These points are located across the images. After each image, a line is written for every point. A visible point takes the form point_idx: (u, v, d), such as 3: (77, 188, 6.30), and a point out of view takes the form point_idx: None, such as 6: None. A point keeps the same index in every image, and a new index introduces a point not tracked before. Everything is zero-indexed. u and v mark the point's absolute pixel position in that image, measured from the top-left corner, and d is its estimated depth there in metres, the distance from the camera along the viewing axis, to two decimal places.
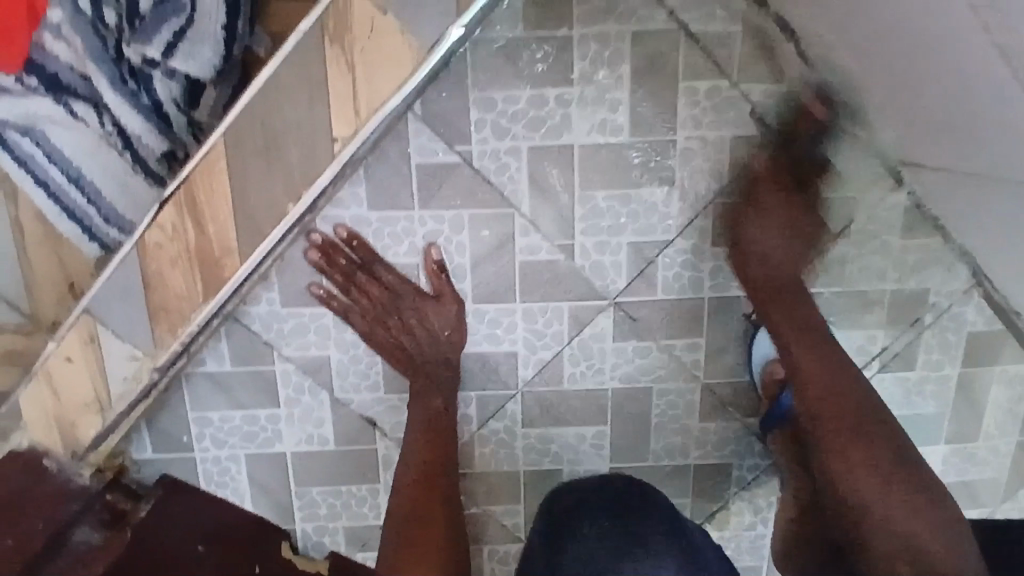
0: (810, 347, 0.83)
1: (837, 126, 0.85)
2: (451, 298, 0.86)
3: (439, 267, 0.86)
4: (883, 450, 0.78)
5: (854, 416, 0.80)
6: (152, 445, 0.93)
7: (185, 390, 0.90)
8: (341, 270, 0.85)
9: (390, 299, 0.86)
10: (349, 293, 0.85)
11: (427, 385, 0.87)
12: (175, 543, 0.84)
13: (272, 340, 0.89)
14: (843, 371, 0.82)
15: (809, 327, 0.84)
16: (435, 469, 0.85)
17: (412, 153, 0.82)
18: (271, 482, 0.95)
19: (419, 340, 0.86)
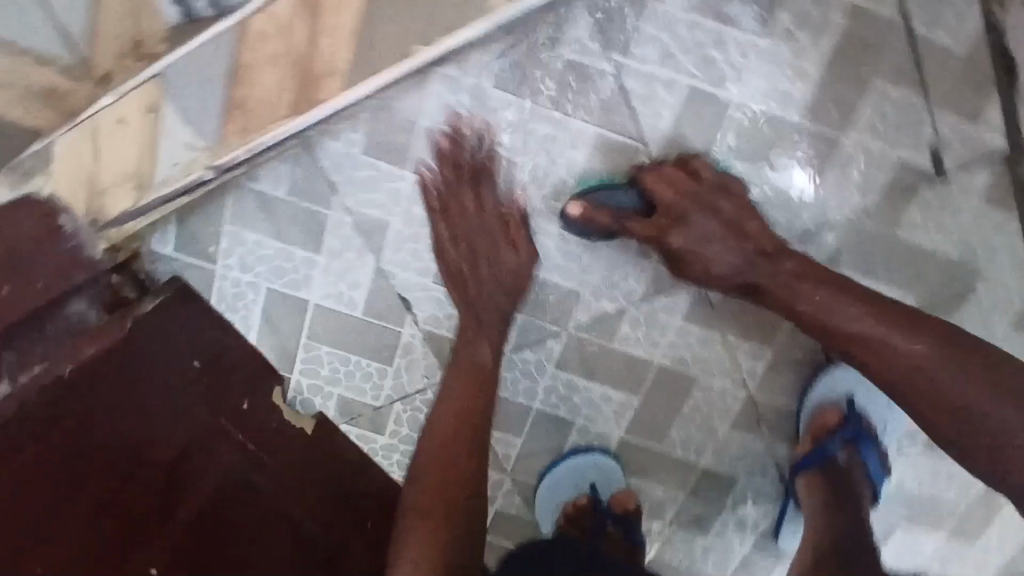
0: (829, 308, 0.67)
1: (1008, 193, 0.76)
2: (526, 251, 0.78)
3: (520, 216, 0.78)
4: (917, 341, 0.64)
5: (881, 332, 0.65)
6: (175, 242, 0.85)
7: (230, 201, 0.82)
8: (451, 164, 0.77)
9: (473, 229, 0.78)
10: (447, 191, 0.77)
11: (475, 332, 0.78)
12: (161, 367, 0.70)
13: (337, 184, 0.81)
14: (869, 305, 0.67)
15: (835, 310, 0.67)
16: (473, 418, 0.75)
17: (563, 45, 0.74)
18: (279, 326, 0.89)
19: (483, 278, 0.78)
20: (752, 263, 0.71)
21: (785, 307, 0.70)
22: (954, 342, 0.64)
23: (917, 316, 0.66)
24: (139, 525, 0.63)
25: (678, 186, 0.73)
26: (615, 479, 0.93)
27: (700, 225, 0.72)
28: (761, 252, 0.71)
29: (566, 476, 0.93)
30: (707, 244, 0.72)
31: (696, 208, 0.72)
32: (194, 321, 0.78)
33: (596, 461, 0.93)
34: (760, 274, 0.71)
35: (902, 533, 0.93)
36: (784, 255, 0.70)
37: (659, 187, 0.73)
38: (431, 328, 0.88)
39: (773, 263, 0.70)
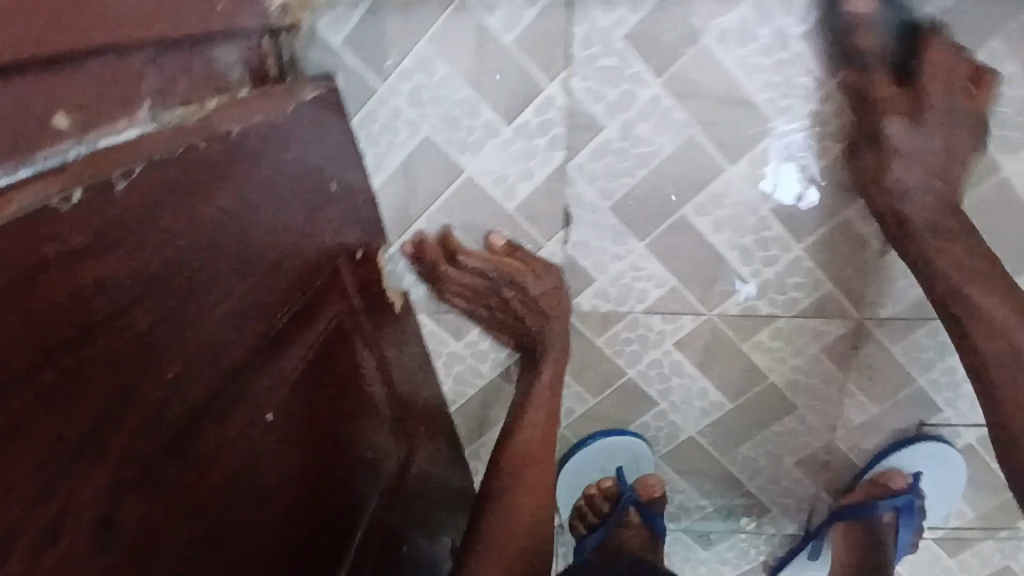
0: (941, 256, 0.67)
1: None
2: (543, 266, 0.75)
3: (509, 248, 0.75)
4: (982, 286, 0.66)
5: (989, 303, 0.65)
6: (351, 34, 0.69)
7: (442, 18, 0.67)
8: (427, 262, 0.75)
9: (483, 288, 0.75)
10: (444, 283, 0.75)
11: (549, 357, 0.76)
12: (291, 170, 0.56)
13: (573, 61, 0.69)
14: (959, 268, 0.67)
15: (962, 284, 0.67)
16: (540, 464, 0.70)
17: (891, 31, 0.66)
18: (420, 181, 0.75)
19: (523, 310, 0.76)
20: (941, 240, 0.67)
21: (971, 266, 0.67)
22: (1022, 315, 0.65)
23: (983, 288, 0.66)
24: (225, 408, 0.47)
25: (881, 180, 0.69)
26: (645, 463, 0.90)
27: (908, 182, 0.68)
28: (948, 235, 0.67)
29: (595, 456, 0.90)
30: (898, 200, 0.68)
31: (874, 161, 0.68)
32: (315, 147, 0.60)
33: (636, 445, 0.89)
34: (934, 252, 0.68)
35: None
36: (976, 254, 0.67)
37: (885, 197, 0.69)
38: (577, 256, 0.78)
39: (959, 267, 0.67)
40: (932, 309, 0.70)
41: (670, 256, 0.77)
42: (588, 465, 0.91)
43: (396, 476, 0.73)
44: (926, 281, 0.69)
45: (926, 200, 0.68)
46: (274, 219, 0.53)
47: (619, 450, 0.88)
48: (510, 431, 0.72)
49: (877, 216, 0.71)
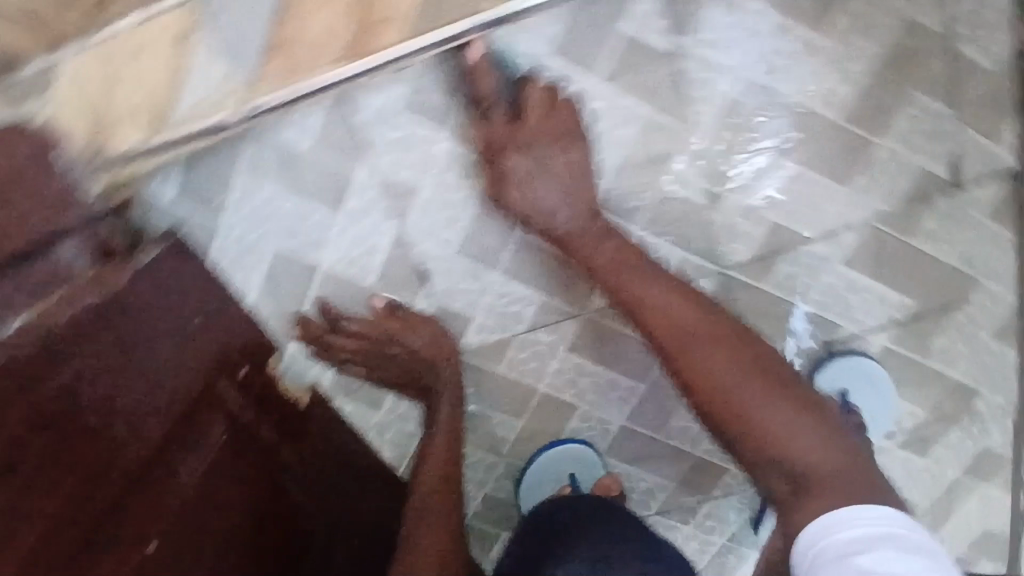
0: (673, 309, 0.73)
1: (1009, 211, 0.83)
2: (421, 322, 0.83)
3: (387, 309, 0.82)
4: (724, 359, 0.69)
5: (700, 354, 0.70)
6: (176, 191, 0.77)
7: (248, 149, 0.76)
8: (314, 334, 0.83)
9: (370, 349, 0.83)
10: (330, 356, 0.84)
11: (440, 394, 0.83)
12: (166, 304, 0.65)
13: (371, 144, 0.77)
14: (720, 333, 0.71)
15: (689, 344, 0.71)
16: (449, 483, 0.80)
17: (627, 21, 0.72)
18: (286, 290, 0.82)
19: (410, 359, 0.83)
20: (669, 301, 0.73)
21: (709, 323, 0.72)
22: (764, 370, 0.69)
23: (729, 343, 0.71)
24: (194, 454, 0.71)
25: (609, 273, 0.76)
26: (595, 466, 0.93)
27: (598, 247, 0.76)
28: (679, 290, 0.74)
29: (543, 473, 0.92)
30: (602, 246, 0.75)
31: (605, 237, 0.75)
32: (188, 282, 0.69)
33: (580, 450, 0.92)
34: (659, 305, 0.73)
35: None
36: (713, 329, 0.72)
37: (634, 279, 0.75)
38: (446, 303, 0.84)
39: (710, 335, 0.71)
40: (680, 365, 0.71)
41: (527, 275, 0.84)
42: (535, 484, 0.93)
43: (341, 512, 0.85)
44: (651, 329, 0.74)
45: (637, 267, 0.75)
46: (168, 352, 0.64)
47: (566, 458, 0.92)
48: (426, 450, 0.81)
49: (597, 269, 0.76)
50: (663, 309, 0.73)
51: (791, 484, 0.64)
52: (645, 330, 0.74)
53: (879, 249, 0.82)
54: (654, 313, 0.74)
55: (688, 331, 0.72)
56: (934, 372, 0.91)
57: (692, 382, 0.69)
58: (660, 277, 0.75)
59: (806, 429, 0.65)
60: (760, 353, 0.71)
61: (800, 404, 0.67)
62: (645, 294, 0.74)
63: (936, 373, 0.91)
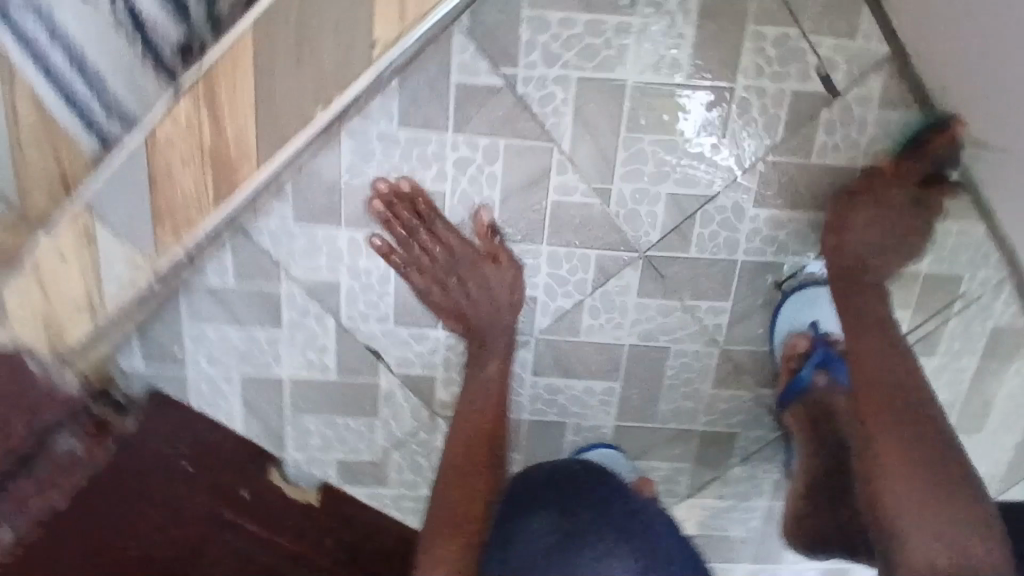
0: (883, 322, 0.81)
1: (903, 94, 0.80)
2: (508, 259, 0.82)
3: (490, 229, 0.82)
4: (891, 421, 0.74)
5: (888, 432, 0.74)
6: (143, 357, 0.86)
7: (183, 302, 0.84)
8: (404, 224, 0.80)
9: (448, 262, 0.81)
10: (408, 248, 0.81)
11: (477, 352, 0.84)
12: (158, 453, 0.83)
13: (282, 259, 0.83)
14: (872, 316, 0.81)
15: (864, 343, 0.79)
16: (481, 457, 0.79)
17: (453, 71, 0.76)
18: (263, 407, 0.90)
19: (479, 308, 0.82)
20: (860, 232, 0.82)
21: (846, 267, 0.84)
22: (898, 418, 0.75)
23: (890, 413, 0.75)
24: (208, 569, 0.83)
25: (859, 236, 0.83)
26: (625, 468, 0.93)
27: (866, 249, 0.83)
28: (863, 215, 0.82)
29: None
30: (854, 235, 0.83)
31: (870, 237, 0.82)
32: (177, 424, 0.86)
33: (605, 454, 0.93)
34: (851, 251, 0.83)
35: None
36: (848, 275, 0.83)
37: (868, 219, 0.82)
38: (405, 371, 0.89)
39: (847, 268, 0.83)
40: (859, 357, 0.80)
41: None
42: None
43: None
44: (856, 400, 0.78)
45: (882, 205, 0.82)
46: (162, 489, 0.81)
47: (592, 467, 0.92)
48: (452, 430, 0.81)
49: (846, 258, 0.83)
50: (865, 233, 0.83)
51: (933, 494, 0.69)
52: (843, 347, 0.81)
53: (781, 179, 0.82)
54: (873, 209, 0.82)
55: (859, 343, 0.80)
56: (902, 272, 0.88)
57: (884, 398, 0.76)
58: (880, 237, 0.83)
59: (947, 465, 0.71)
60: (882, 354, 0.79)
61: (930, 451, 0.72)
62: (852, 230, 0.83)
63: (904, 272, 0.88)
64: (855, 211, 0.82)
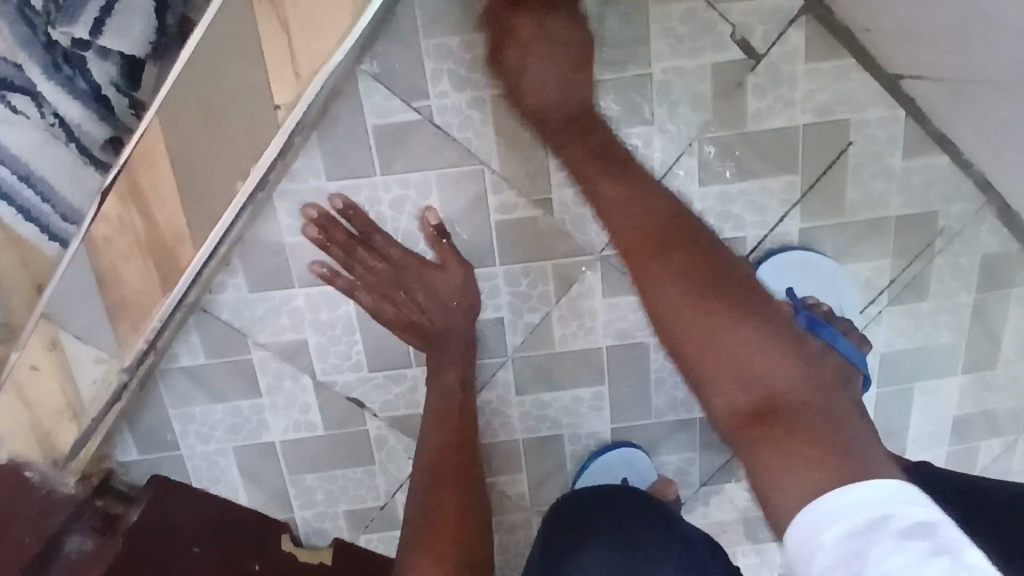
0: (747, 324, 0.64)
1: (828, 42, 0.77)
2: (455, 263, 0.82)
3: (437, 232, 0.81)
4: (791, 366, 0.62)
5: (763, 369, 0.62)
6: (137, 447, 0.89)
7: (162, 386, 0.87)
8: (341, 245, 0.80)
9: (393, 273, 0.82)
10: (353, 269, 0.81)
11: (441, 358, 0.83)
12: (174, 544, 0.82)
13: (247, 328, 0.84)
14: (700, 283, 0.66)
15: (706, 332, 0.64)
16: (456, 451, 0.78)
17: (366, 113, 0.76)
18: (262, 473, 0.91)
19: (429, 313, 0.83)
20: (663, 273, 0.67)
21: (683, 266, 0.67)
22: (789, 349, 0.63)
23: (784, 351, 0.63)
24: None
25: (665, 275, 0.67)
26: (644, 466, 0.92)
27: (672, 291, 0.67)
28: (663, 256, 0.68)
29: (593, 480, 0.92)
30: (666, 285, 0.67)
31: (677, 296, 0.66)
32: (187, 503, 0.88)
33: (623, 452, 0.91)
34: (663, 289, 0.67)
35: (922, 389, 0.94)
36: (690, 278, 0.66)
37: (647, 280, 0.69)
38: (390, 415, 0.89)
39: (695, 290, 0.66)
40: (681, 343, 0.66)
41: None
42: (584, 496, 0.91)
43: None
44: (710, 376, 0.64)
45: (683, 231, 0.70)
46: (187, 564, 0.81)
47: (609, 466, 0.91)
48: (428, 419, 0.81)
49: (639, 264, 0.69)
50: (659, 283, 0.67)
51: (785, 435, 0.58)
52: (681, 359, 0.66)
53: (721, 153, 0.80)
54: (684, 260, 0.68)
55: (699, 319, 0.65)
56: (871, 221, 0.84)
57: (750, 407, 0.61)
58: (687, 288, 0.66)
59: (840, 416, 0.59)
60: (762, 301, 0.66)
61: (822, 401, 0.60)
62: (657, 288, 0.67)
63: (874, 220, 0.84)
64: (638, 270, 0.69)
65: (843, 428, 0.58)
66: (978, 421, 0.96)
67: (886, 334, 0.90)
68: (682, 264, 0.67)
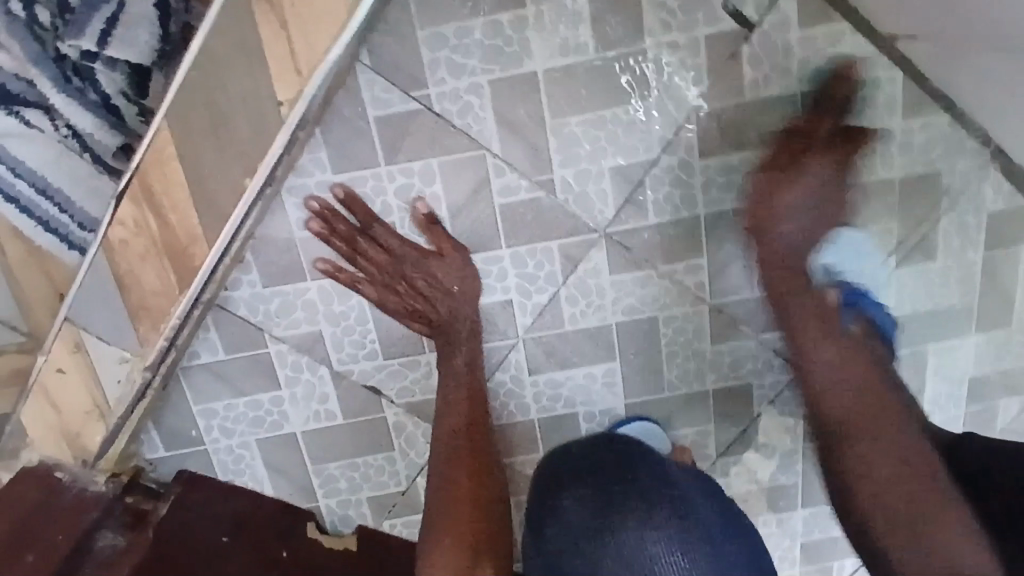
0: (825, 366, 0.75)
1: (818, 8, 0.77)
2: (450, 248, 0.82)
3: (429, 219, 0.82)
4: (881, 444, 0.69)
5: (857, 454, 0.70)
6: (163, 443, 0.92)
7: (184, 384, 0.89)
8: (342, 237, 0.81)
9: (393, 264, 0.81)
10: (355, 261, 0.82)
11: (447, 343, 0.83)
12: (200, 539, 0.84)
13: (263, 323, 0.86)
14: (818, 311, 0.78)
15: (812, 366, 0.75)
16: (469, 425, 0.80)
17: (367, 107, 0.78)
18: (285, 464, 0.94)
19: (434, 300, 0.82)
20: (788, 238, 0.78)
21: (782, 271, 0.79)
22: (872, 424, 0.70)
23: (887, 433, 0.69)
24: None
25: (794, 227, 0.78)
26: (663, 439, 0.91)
27: (790, 234, 0.79)
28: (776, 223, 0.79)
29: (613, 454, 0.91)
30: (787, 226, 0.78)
31: (800, 204, 0.80)
32: (212, 496, 0.91)
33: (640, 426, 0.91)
34: (789, 247, 0.78)
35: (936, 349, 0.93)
36: (825, 313, 0.78)
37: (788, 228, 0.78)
38: (407, 401, 0.91)
39: (783, 270, 0.80)
40: (806, 385, 0.76)
41: None
42: None
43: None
44: (816, 401, 0.74)
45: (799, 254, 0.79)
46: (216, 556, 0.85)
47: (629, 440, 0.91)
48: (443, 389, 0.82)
49: (768, 271, 0.80)
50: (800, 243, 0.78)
51: (909, 512, 0.64)
52: (807, 394, 0.76)
53: (718, 126, 0.81)
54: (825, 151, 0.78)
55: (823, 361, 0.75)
56: (874, 184, 0.85)
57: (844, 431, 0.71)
58: (812, 201, 0.80)
59: (924, 496, 0.64)
60: (903, 418, 0.71)
61: (909, 475, 0.66)
62: (781, 199, 0.77)
63: (877, 183, 0.85)
64: (760, 223, 0.81)
65: (916, 459, 0.67)
66: (997, 384, 0.94)
67: (896, 296, 0.90)
68: (831, 171, 0.78)
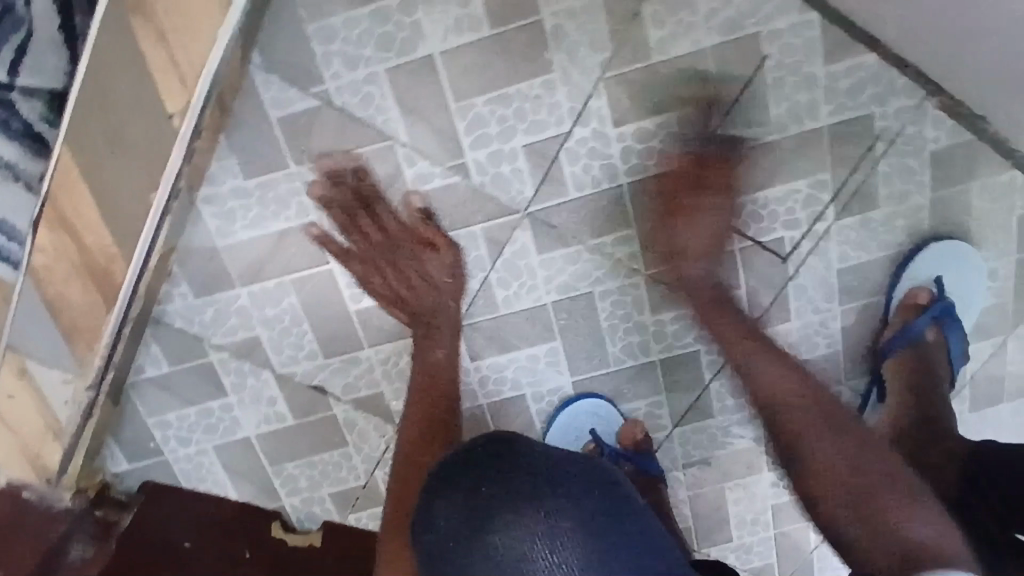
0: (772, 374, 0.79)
1: None
2: (444, 243, 0.82)
3: (425, 215, 0.82)
4: (836, 445, 0.71)
5: (823, 451, 0.71)
6: (126, 456, 0.94)
7: (136, 399, 0.91)
8: (341, 207, 0.81)
9: (387, 246, 0.82)
10: (351, 234, 0.82)
11: (426, 333, 0.82)
12: (164, 541, 0.87)
13: (201, 333, 0.88)
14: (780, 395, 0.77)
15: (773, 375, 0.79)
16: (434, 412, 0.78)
17: (267, 109, 0.78)
18: (245, 468, 0.95)
19: (415, 288, 0.82)
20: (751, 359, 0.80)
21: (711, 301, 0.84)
22: (840, 425, 0.73)
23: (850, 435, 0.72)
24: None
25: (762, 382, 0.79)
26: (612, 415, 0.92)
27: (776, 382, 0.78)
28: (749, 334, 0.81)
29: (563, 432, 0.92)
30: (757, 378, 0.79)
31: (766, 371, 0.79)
32: (177, 503, 0.93)
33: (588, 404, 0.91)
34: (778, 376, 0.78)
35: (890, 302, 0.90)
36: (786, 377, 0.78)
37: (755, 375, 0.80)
38: (353, 397, 0.91)
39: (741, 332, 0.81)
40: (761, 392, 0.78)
41: (385, 334, 0.88)
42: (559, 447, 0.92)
43: None
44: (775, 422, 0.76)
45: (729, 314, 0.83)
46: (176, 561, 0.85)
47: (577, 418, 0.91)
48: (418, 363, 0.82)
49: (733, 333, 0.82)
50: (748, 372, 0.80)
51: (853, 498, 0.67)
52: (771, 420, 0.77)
53: (629, 91, 0.78)
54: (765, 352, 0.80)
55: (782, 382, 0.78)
56: (804, 134, 0.81)
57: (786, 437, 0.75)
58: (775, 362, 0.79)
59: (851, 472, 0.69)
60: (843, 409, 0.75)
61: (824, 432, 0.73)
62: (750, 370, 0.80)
63: (807, 134, 0.81)
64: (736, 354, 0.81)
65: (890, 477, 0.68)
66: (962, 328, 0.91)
67: (842, 248, 0.86)
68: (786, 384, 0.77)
